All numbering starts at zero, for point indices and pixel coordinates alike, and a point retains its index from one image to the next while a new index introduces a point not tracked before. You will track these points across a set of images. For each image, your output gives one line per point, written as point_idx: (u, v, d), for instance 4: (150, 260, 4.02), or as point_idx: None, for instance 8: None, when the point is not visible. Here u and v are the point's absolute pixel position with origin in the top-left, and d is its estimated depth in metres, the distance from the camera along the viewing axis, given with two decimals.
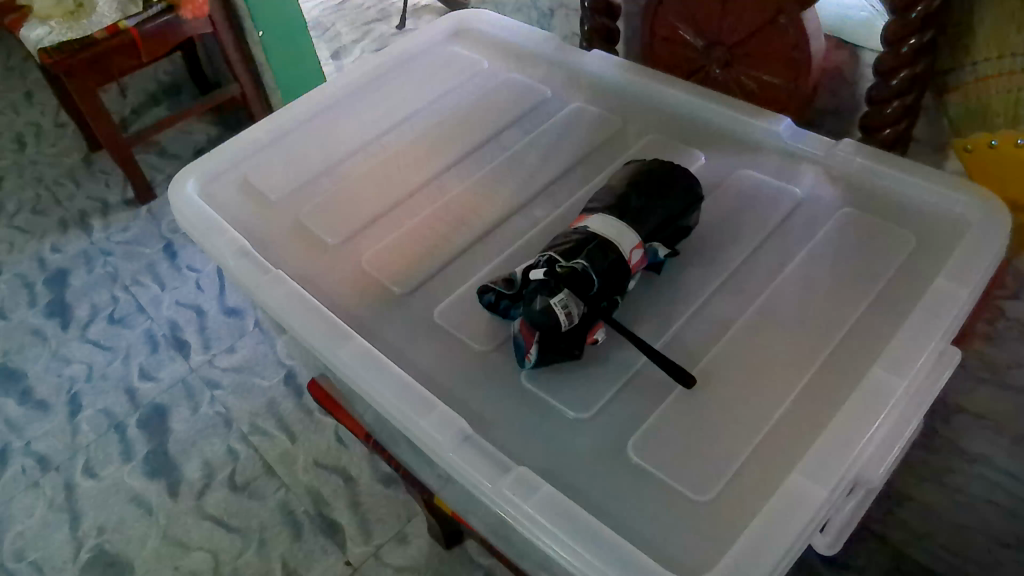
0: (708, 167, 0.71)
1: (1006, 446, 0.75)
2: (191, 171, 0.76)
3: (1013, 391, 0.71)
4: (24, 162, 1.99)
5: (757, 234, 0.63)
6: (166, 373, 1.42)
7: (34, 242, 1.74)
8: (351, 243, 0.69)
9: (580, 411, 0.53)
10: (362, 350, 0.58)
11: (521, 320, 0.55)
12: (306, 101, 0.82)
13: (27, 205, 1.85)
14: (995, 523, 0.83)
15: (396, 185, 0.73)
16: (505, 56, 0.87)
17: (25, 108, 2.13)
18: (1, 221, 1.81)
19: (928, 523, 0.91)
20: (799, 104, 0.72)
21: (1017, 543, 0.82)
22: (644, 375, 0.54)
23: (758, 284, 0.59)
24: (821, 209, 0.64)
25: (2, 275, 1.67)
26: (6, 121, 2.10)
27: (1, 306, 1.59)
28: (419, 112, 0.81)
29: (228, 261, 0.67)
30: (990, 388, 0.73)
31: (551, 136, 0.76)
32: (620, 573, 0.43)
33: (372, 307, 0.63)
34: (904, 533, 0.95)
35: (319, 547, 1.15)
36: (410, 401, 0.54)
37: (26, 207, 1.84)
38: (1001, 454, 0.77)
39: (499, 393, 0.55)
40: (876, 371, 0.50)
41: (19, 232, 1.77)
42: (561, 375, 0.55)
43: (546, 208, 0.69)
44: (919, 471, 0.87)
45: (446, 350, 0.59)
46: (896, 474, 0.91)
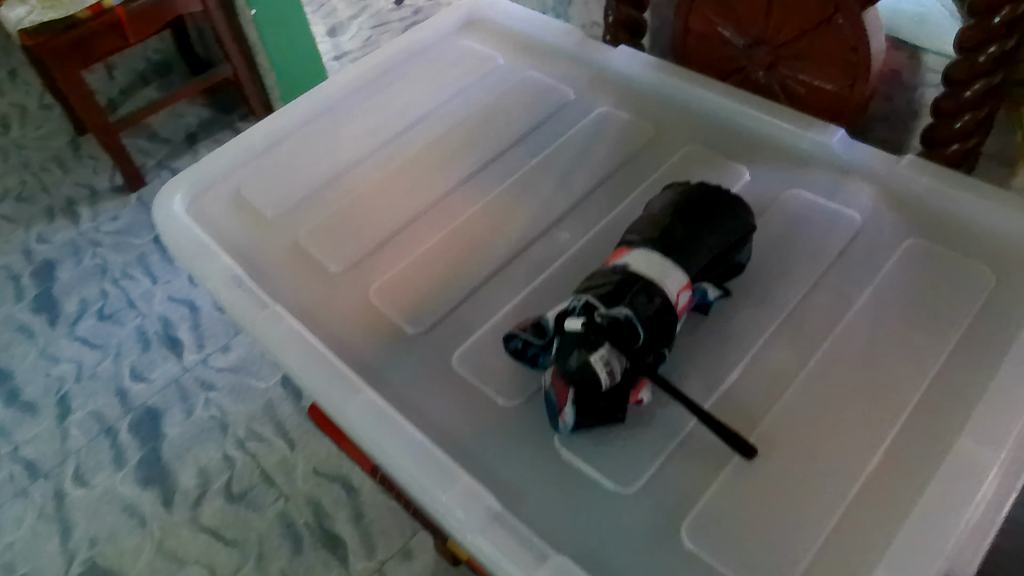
0: (754, 184, 0.63)
1: None
2: (178, 185, 0.69)
3: None
4: (9, 146, 1.88)
5: (815, 266, 0.56)
6: (159, 373, 1.27)
7: (21, 232, 1.61)
8: (355, 270, 0.61)
9: (622, 484, 0.46)
10: (374, 405, 0.51)
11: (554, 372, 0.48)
12: (304, 103, 0.75)
13: (13, 194, 1.73)
14: None
15: (403, 203, 0.66)
16: (522, 51, 0.79)
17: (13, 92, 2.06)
18: None
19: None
20: (854, 113, 0.64)
21: None
22: (695, 440, 0.48)
23: (820, 327, 0.52)
24: (884, 236, 0.57)
25: None
26: None
27: None
28: (429, 114, 0.74)
29: (220, 293, 0.60)
30: None
31: (577, 145, 0.69)
32: None
33: (381, 348, 0.56)
34: None
35: (321, 563, 1.02)
36: (430, 471, 0.48)
37: (13, 195, 1.73)
38: None
39: (528, 458, 0.49)
40: (966, 443, 0.44)
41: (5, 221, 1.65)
42: (600, 437, 0.48)
43: (574, 231, 0.62)
44: None
45: (466, 403, 0.52)
46: None
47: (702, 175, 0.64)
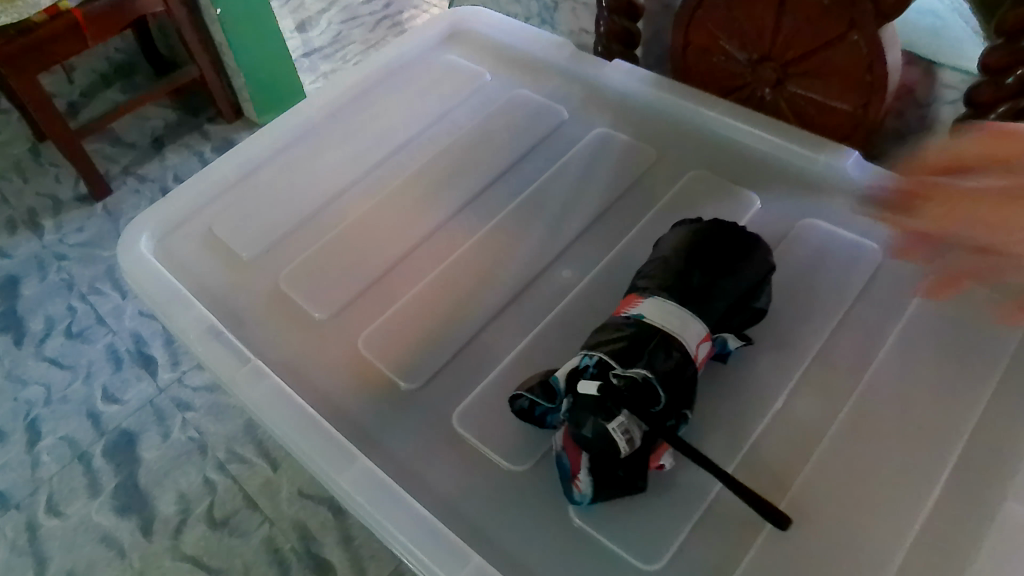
0: (767, 212, 0.59)
1: None
2: (143, 225, 0.64)
3: None
4: None
5: (837, 305, 0.52)
6: (133, 394, 1.09)
7: None
8: (343, 317, 0.57)
9: (646, 558, 0.43)
10: (370, 474, 0.47)
11: (565, 435, 0.44)
12: (280, 129, 0.70)
13: None
14: None
15: (391, 240, 0.61)
16: (511, 67, 0.75)
17: None
18: None
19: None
20: (867, 132, 0.61)
21: None
22: (720, 506, 0.45)
23: (846, 373, 0.49)
24: (906, 271, 0.54)
25: None
26: None
27: None
28: (416, 138, 0.69)
29: (194, 346, 0.56)
30: None
31: (575, 171, 0.64)
32: None
33: (374, 407, 0.52)
34: None
35: None
36: (436, 549, 0.43)
37: None
38: None
39: (541, 529, 0.45)
40: (1009, 504, 0.41)
41: None
42: (619, 505, 0.45)
43: (576, 269, 0.58)
44: None
45: (469, 469, 0.48)
46: None
47: (710, 204, 0.60)
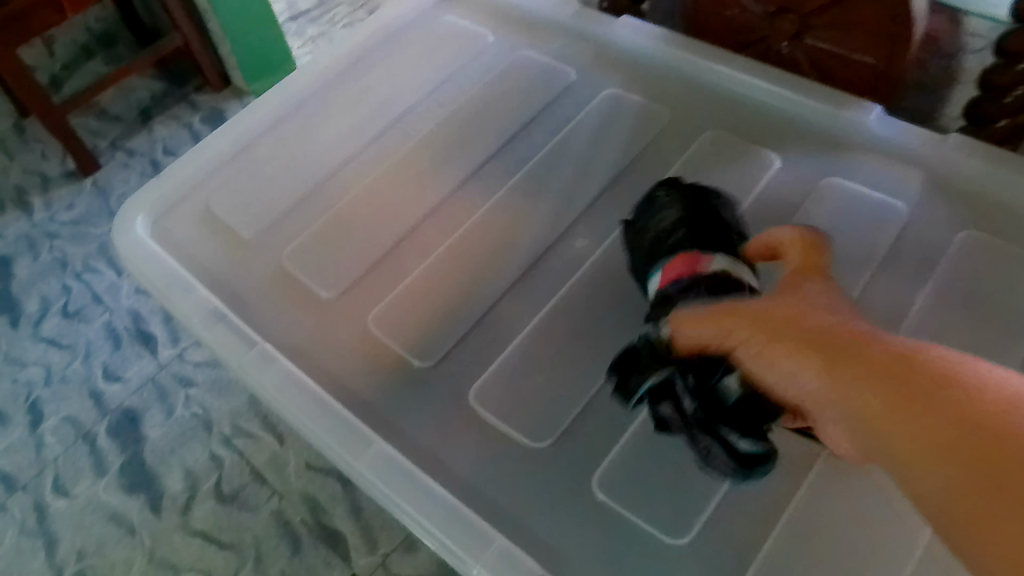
0: (790, 173, 0.57)
1: None
2: (139, 205, 0.61)
3: None
4: None
5: (861, 267, 0.52)
6: (134, 372, 0.95)
7: None
8: (351, 295, 0.55)
9: (674, 532, 0.42)
10: (388, 459, 0.46)
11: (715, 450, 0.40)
12: (274, 99, 0.67)
13: None
14: None
15: (399, 213, 0.59)
16: (513, 26, 0.71)
17: None
18: None
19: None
20: (891, 85, 0.59)
21: None
22: (752, 478, 0.43)
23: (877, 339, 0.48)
24: (933, 232, 0.52)
25: None
26: None
27: None
28: (419, 105, 0.67)
29: (200, 331, 0.54)
30: None
31: (585, 136, 0.62)
32: None
33: (388, 388, 0.50)
34: None
35: (323, 562, 0.78)
36: (462, 532, 0.43)
37: None
38: None
39: (568, 510, 0.44)
40: None
41: None
42: (646, 480, 0.44)
43: (591, 238, 0.56)
44: None
45: (491, 450, 0.47)
46: None
47: (729, 166, 0.58)
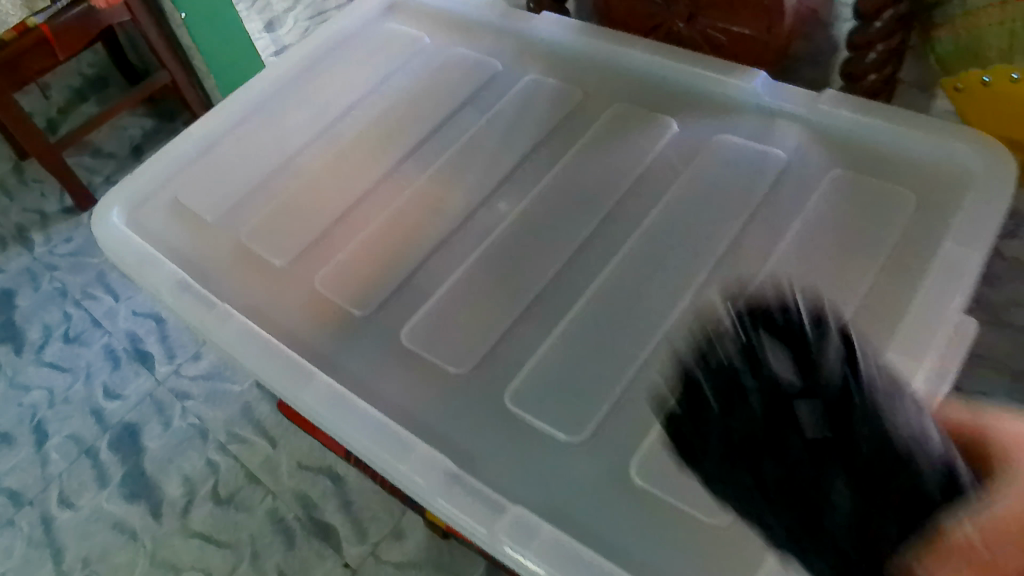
0: (686, 136, 0.64)
1: None
2: (115, 198, 0.69)
3: None
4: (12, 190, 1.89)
5: (744, 206, 0.57)
6: (132, 390, 1.45)
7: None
8: (300, 264, 0.62)
9: (570, 433, 0.49)
10: (327, 389, 0.52)
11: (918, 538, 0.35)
12: (235, 105, 0.75)
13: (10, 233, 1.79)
14: None
15: (343, 192, 0.66)
16: (448, 29, 0.79)
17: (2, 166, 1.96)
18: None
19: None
20: (776, 54, 0.65)
21: None
22: (640, 382, 0.50)
23: (754, 264, 0.54)
24: (810, 171, 0.58)
25: None
26: None
27: None
28: (361, 101, 0.74)
29: (168, 299, 0.61)
30: None
31: (507, 117, 0.69)
32: None
33: (331, 334, 0.57)
34: None
35: (315, 552, 1.20)
36: (387, 444, 0.49)
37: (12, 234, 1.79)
38: None
39: (482, 420, 0.51)
40: (892, 356, 0.47)
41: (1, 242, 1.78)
42: (549, 393, 0.51)
43: (511, 200, 0.63)
44: None
45: (419, 378, 0.54)
46: None
47: (633, 131, 0.65)
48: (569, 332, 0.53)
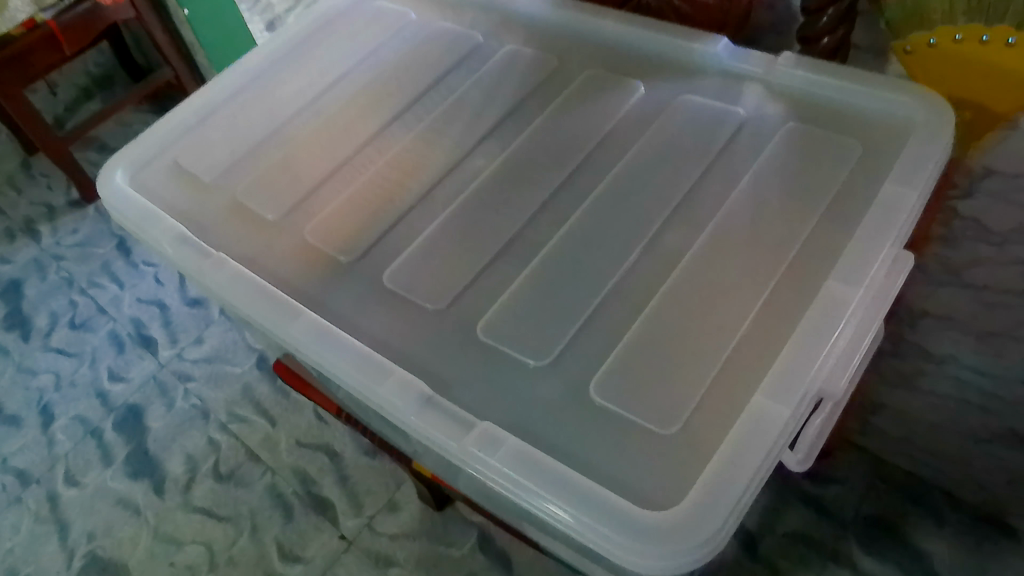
0: (652, 97, 0.68)
1: (978, 308, 0.81)
2: (119, 161, 0.73)
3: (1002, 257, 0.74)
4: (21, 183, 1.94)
5: (703, 158, 0.62)
6: (136, 372, 1.49)
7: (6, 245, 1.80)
8: (292, 217, 0.67)
9: (538, 357, 0.54)
10: (314, 324, 0.57)
11: None
12: (232, 75, 0.79)
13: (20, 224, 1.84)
14: (970, 396, 0.92)
15: (331, 153, 0.71)
16: (432, 4, 0.83)
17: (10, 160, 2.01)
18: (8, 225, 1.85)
19: (908, 405, 1.00)
20: (736, 21, 0.68)
21: (1007, 396, 0.87)
22: (600, 315, 0.55)
23: (709, 210, 0.59)
24: (765, 125, 0.63)
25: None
26: None
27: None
28: (351, 71, 0.78)
29: (167, 250, 0.65)
30: (986, 267, 0.76)
31: (486, 83, 0.74)
32: (610, 523, 0.44)
33: (319, 278, 0.62)
34: (899, 428, 1.06)
35: (312, 525, 1.23)
36: (368, 370, 0.54)
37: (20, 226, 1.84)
38: (971, 340, 0.85)
39: (456, 349, 0.56)
40: (831, 284, 0.50)
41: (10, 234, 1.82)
42: (520, 325, 0.56)
43: (487, 156, 0.67)
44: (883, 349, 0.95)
45: (400, 315, 0.58)
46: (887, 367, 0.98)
47: (603, 94, 0.69)
48: (537, 273, 0.58)
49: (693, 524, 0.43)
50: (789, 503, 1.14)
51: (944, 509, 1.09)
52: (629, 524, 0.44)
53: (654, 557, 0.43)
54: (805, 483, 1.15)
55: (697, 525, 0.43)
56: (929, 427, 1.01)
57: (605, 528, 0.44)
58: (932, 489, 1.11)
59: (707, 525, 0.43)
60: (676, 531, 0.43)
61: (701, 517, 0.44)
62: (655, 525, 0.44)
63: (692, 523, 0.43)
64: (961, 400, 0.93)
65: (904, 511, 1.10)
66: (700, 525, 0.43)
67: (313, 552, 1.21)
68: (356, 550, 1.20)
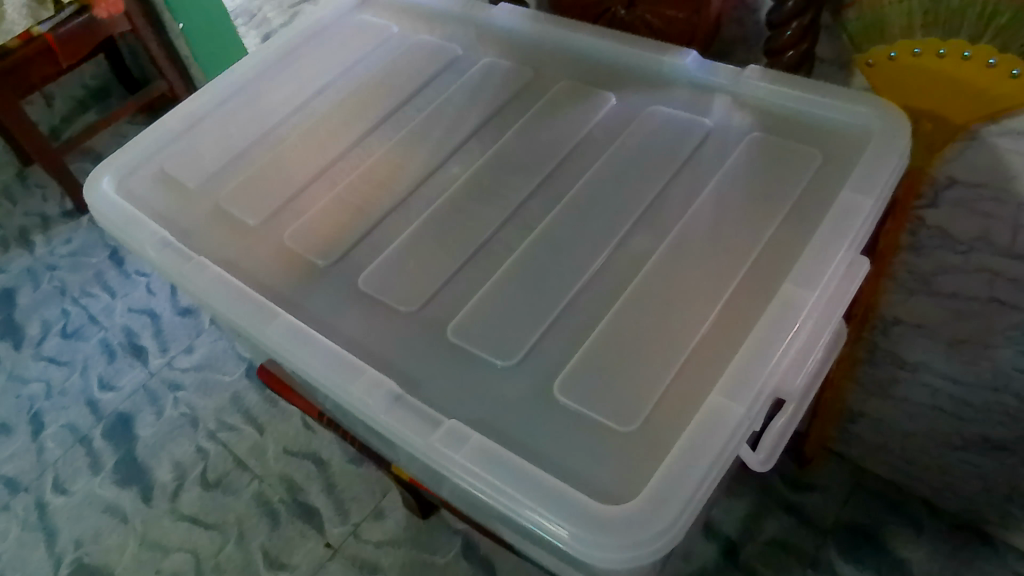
0: (622, 108, 0.70)
1: (946, 315, 0.82)
2: (106, 168, 0.75)
3: (967, 267, 0.76)
4: (15, 193, 1.96)
5: (669, 167, 0.64)
6: (126, 380, 1.50)
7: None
8: (273, 222, 0.69)
9: (506, 358, 0.56)
10: (290, 325, 0.59)
11: None
12: (218, 86, 0.81)
13: (14, 233, 1.86)
14: (943, 403, 0.93)
15: (312, 161, 0.73)
16: (414, 19, 0.85)
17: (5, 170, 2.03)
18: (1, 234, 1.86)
19: (885, 413, 1.02)
20: (704, 36, 0.70)
21: (978, 402, 0.89)
22: (566, 317, 0.57)
23: (674, 216, 0.61)
24: (731, 136, 0.65)
25: None
26: None
27: None
28: (333, 82, 0.81)
29: (150, 254, 0.67)
30: (952, 275, 0.78)
31: (464, 94, 0.76)
32: (569, 516, 0.46)
33: (297, 281, 0.64)
34: (877, 436, 1.07)
35: (298, 532, 1.24)
36: (340, 369, 0.55)
37: (15, 235, 1.85)
38: (941, 347, 0.86)
39: (427, 350, 0.58)
40: (788, 287, 0.52)
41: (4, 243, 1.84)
42: (489, 326, 0.58)
43: (462, 164, 0.69)
44: (857, 357, 0.96)
45: (374, 317, 0.60)
46: (863, 376, 1.00)
47: (576, 105, 0.71)
48: (507, 277, 0.60)
49: (649, 517, 0.45)
50: (771, 511, 1.14)
51: (923, 517, 1.09)
52: (588, 518, 0.46)
53: (612, 550, 0.45)
54: (786, 491, 1.16)
55: (653, 518, 0.45)
56: (906, 434, 1.02)
57: (564, 521, 0.46)
58: (912, 497, 1.11)
59: (664, 517, 0.45)
60: (632, 525, 0.45)
61: (657, 510, 0.45)
62: (612, 518, 0.45)
63: (648, 516, 0.45)
64: (935, 408, 0.95)
65: (885, 520, 1.10)
66: (656, 518, 0.45)
67: (299, 560, 1.21)
68: (342, 557, 1.20)
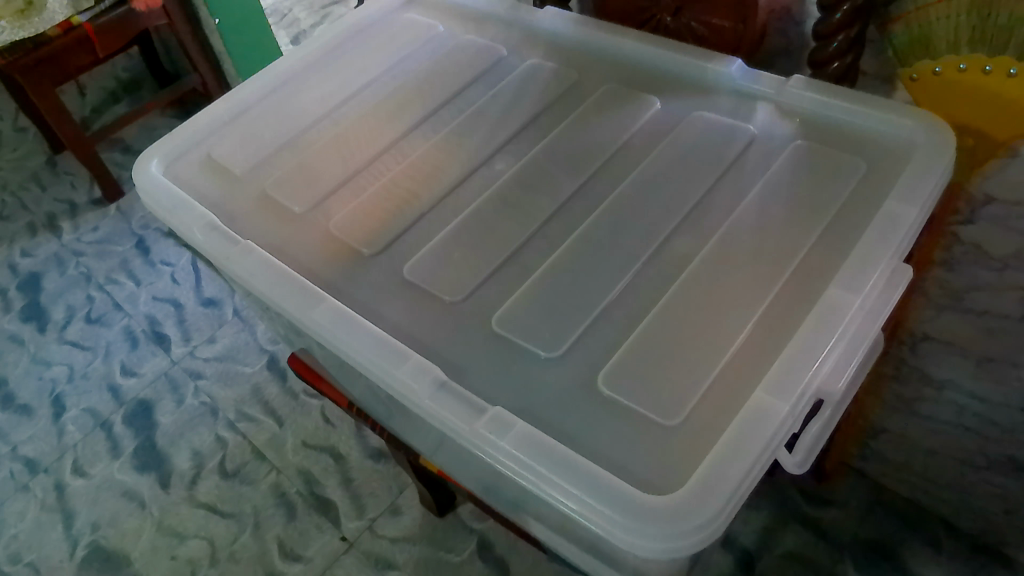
0: (665, 113, 0.71)
1: (975, 333, 0.82)
2: (154, 152, 0.77)
3: (1001, 285, 0.76)
4: (44, 180, 1.99)
5: (713, 170, 0.65)
6: (148, 367, 1.52)
7: (26, 240, 1.84)
8: (319, 210, 0.70)
9: (549, 350, 0.57)
10: (336, 310, 0.60)
11: None
12: (264, 76, 0.83)
13: (41, 220, 1.88)
14: (968, 422, 0.93)
15: (358, 152, 0.74)
16: (460, 20, 0.87)
17: (36, 158, 2.06)
18: (30, 220, 1.89)
19: (908, 430, 1.02)
20: (749, 44, 0.71)
21: (1005, 422, 0.89)
22: (608, 315, 0.58)
23: (716, 219, 0.62)
24: (774, 142, 0.66)
25: (18, 280, 1.75)
26: (14, 163, 2.05)
27: (15, 337, 1.62)
28: (379, 78, 0.82)
29: (197, 237, 0.69)
30: (985, 293, 0.78)
31: (508, 94, 0.77)
32: (612, 505, 0.47)
33: (342, 269, 0.66)
34: (898, 453, 1.07)
35: (314, 525, 1.25)
36: (386, 355, 0.57)
37: (42, 222, 1.88)
38: (969, 365, 0.87)
39: (470, 341, 0.59)
40: (832, 291, 0.53)
41: (32, 228, 1.86)
42: (533, 318, 0.59)
43: (506, 162, 0.71)
44: (883, 373, 0.96)
45: (418, 307, 0.62)
46: (885, 394, 1.00)
47: (619, 108, 0.72)
48: (549, 273, 0.61)
49: (691, 508, 0.45)
50: (788, 525, 1.14)
51: (942, 537, 1.09)
52: (630, 507, 0.46)
53: (654, 539, 0.45)
54: (804, 505, 1.15)
55: (695, 510, 0.45)
56: (928, 452, 1.02)
57: (607, 510, 0.46)
58: (931, 517, 1.11)
59: (708, 510, 0.45)
60: (674, 515, 0.45)
61: (699, 502, 0.45)
62: (654, 508, 0.46)
63: (691, 508, 0.45)
64: (960, 426, 0.95)
65: (903, 538, 1.10)
66: (698, 509, 0.45)
67: (314, 552, 1.22)
68: (356, 552, 1.21)
